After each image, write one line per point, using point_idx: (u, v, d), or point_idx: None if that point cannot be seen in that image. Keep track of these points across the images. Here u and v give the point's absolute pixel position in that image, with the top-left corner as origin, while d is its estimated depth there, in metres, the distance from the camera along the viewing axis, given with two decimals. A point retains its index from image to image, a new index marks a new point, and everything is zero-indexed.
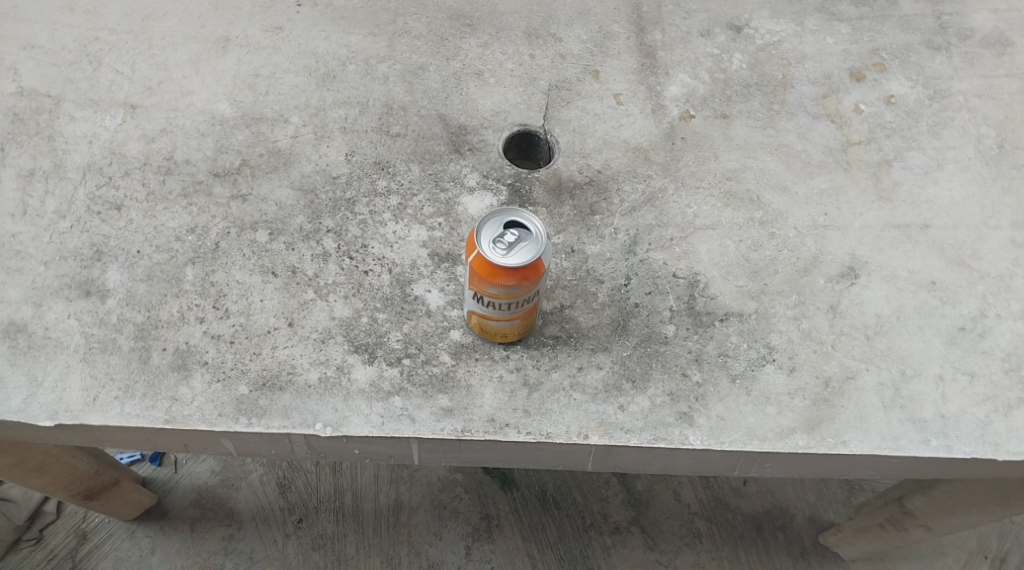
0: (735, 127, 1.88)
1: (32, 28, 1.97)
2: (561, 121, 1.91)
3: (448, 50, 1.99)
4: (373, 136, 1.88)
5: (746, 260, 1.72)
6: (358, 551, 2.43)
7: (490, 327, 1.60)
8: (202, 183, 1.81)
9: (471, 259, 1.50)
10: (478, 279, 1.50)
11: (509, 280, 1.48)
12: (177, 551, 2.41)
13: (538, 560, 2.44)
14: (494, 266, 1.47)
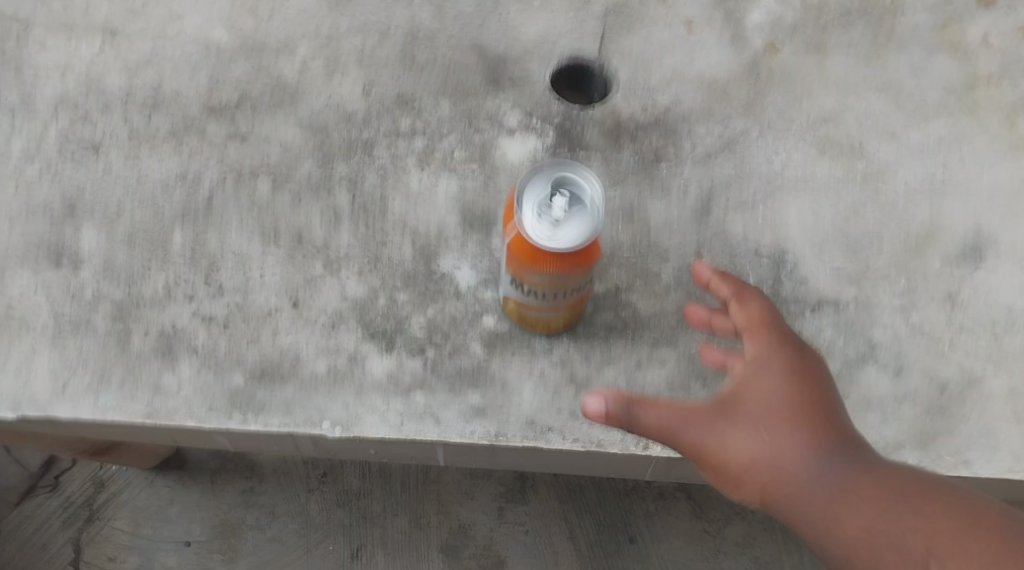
0: (832, 62, 1.55)
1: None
2: (620, 52, 1.58)
3: None
4: (395, 70, 1.57)
5: (845, 234, 1.45)
6: (385, 509, 1.96)
7: (531, 315, 1.33)
8: (193, 126, 1.53)
9: (510, 235, 1.21)
10: (518, 260, 1.21)
11: (557, 265, 1.19)
12: (198, 505, 1.99)
13: (575, 529, 1.95)
14: (537, 248, 1.18)
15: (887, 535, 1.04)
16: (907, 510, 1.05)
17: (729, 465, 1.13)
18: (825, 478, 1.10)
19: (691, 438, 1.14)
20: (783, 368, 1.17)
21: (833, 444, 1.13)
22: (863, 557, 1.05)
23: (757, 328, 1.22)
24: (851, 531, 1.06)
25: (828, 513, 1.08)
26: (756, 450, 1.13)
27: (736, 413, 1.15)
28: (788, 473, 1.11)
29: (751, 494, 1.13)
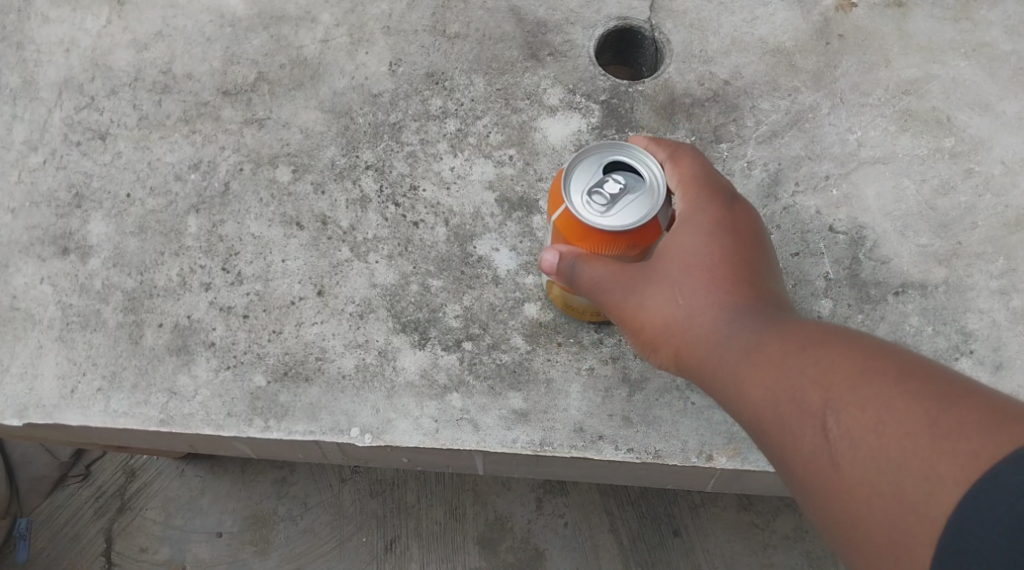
0: (914, 21, 1.40)
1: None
2: (673, 13, 1.43)
3: None
4: (425, 39, 1.43)
5: (932, 210, 1.30)
6: (420, 499, 1.71)
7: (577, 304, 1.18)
8: (207, 103, 1.40)
9: (555, 215, 1.08)
10: (565, 244, 1.08)
11: (610, 249, 1.05)
12: (230, 494, 1.73)
13: (618, 521, 1.68)
14: (588, 228, 1.05)
15: (793, 394, 0.90)
16: (811, 366, 0.90)
17: (641, 327, 1.02)
18: (739, 336, 0.96)
19: (607, 298, 1.04)
20: (705, 220, 1.03)
21: (755, 301, 0.98)
22: (771, 422, 0.91)
23: (685, 183, 1.07)
24: (757, 397, 0.93)
25: (736, 374, 0.95)
26: (661, 309, 1.01)
27: (652, 269, 1.02)
28: (702, 331, 0.98)
29: (666, 357, 1.02)
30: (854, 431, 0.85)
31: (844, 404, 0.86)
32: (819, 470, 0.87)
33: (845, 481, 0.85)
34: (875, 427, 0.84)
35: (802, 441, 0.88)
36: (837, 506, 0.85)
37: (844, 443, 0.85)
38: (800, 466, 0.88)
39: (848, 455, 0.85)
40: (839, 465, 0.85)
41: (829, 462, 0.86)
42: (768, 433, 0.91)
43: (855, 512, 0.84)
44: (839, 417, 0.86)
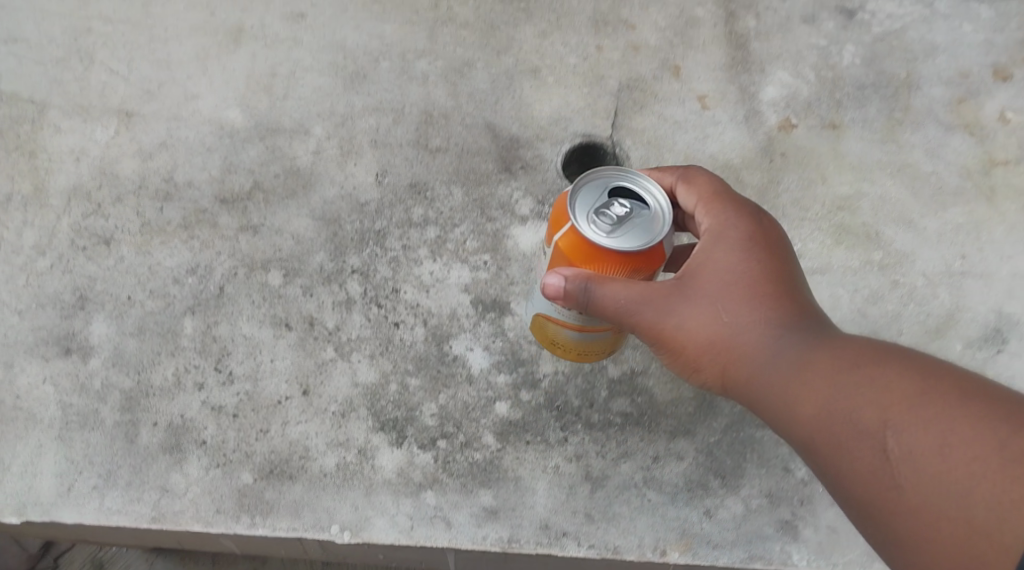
0: (847, 142, 1.56)
1: (14, 16, 1.67)
2: (632, 130, 1.57)
3: (499, 41, 1.66)
4: (408, 151, 1.56)
5: (863, 318, 1.42)
6: None
7: (573, 338, 1.28)
8: (206, 210, 1.52)
9: (562, 235, 1.17)
10: (572, 261, 1.17)
11: (618, 271, 1.15)
12: None
13: None
14: (595, 247, 1.14)
15: (842, 408, 1.06)
16: (858, 385, 1.06)
17: (691, 349, 1.16)
18: (784, 356, 1.12)
19: (646, 319, 1.15)
20: (738, 239, 1.17)
21: (794, 322, 1.14)
22: (822, 434, 1.07)
23: (709, 205, 1.21)
24: (808, 411, 1.09)
25: (786, 390, 1.11)
26: (708, 332, 1.15)
27: (692, 288, 1.16)
28: (747, 352, 1.14)
29: (712, 376, 1.17)
30: (899, 441, 1.01)
31: (886, 416, 1.02)
32: (865, 474, 1.02)
33: (889, 482, 1.00)
34: (917, 434, 1.00)
35: (851, 449, 1.04)
36: (883, 502, 1.01)
37: (890, 448, 1.01)
38: (848, 470, 1.04)
39: (894, 459, 1.01)
40: (883, 469, 1.01)
41: (875, 467, 1.02)
42: (819, 444, 1.07)
43: (899, 506, 1.00)
44: (884, 427, 1.02)
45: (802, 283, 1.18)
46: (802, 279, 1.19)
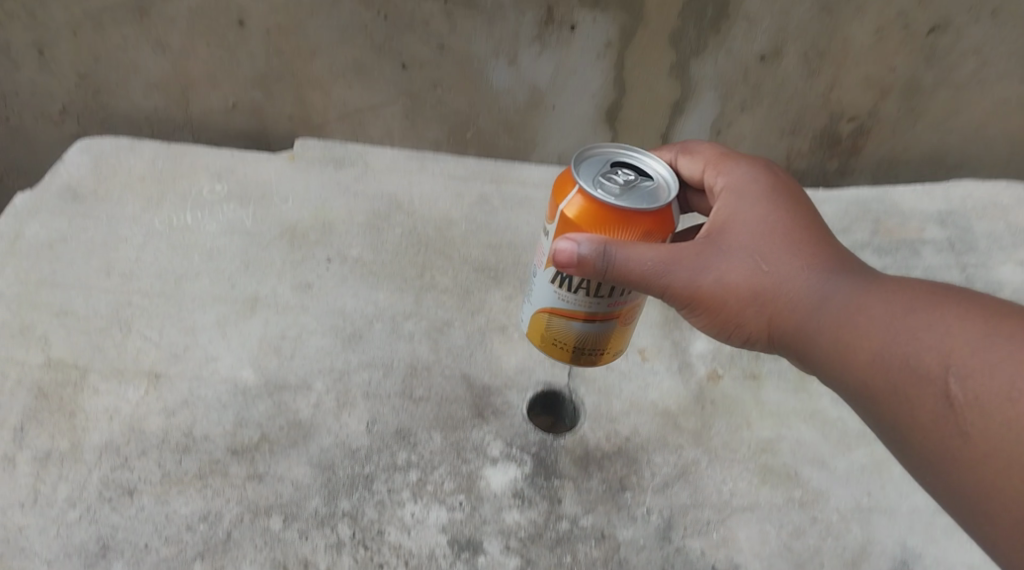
0: (766, 391, 1.91)
1: (68, 293, 1.96)
2: (587, 379, 1.90)
3: (472, 304, 2.02)
4: (395, 401, 1.84)
5: (790, 551, 1.69)
6: None
7: (578, 328, 1.72)
8: (218, 461, 1.74)
9: (578, 197, 1.58)
10: (586, 228, 1.57)
11: (633, 227, 1.56)
12: None
13: None
14: (607, 207, 1.55)
15: (877, 348, 1.44)
16: (883, 299, 1.48)
17: (735, 305, 1.56)
18: (813, 291, 1.53)
19: (682, 278, 1.56)
20: (760, 188, 1.66)
21: (826, 269, 1.55)
22: (845, 330, 1.48)
23: (727, 183, 1.68)
24: (862, 357, 1.45)
25: (828, 323, 1.50)
26: (746, 270, 1.56)
27: (729, 240, 1.59)
28: (782, 287, 1.55)
29: (762, 323, 1.56)
30: (926, 361, 1.38)
31: (915, 337, 1.41)
32: (906, 398, 1.39)
33: (927, 404, 1.36)
34: (936, 350, 1.38)
35: (891, 373, 1.41)
36: (922, 419, 1.37)
37: (916, 365, 1.39)
38: (892, 394, 1.41)
39: (913, 356, 1.40)
40: (922, 390, 1.38)
41: (903, 369, 1.40)
42: (876, 388, 1.43)
43: (937, 430, 1.35)
44: (892, 319, 1.45)
45: (818, 224, 1.63)
46: (815, 216, 1.65)
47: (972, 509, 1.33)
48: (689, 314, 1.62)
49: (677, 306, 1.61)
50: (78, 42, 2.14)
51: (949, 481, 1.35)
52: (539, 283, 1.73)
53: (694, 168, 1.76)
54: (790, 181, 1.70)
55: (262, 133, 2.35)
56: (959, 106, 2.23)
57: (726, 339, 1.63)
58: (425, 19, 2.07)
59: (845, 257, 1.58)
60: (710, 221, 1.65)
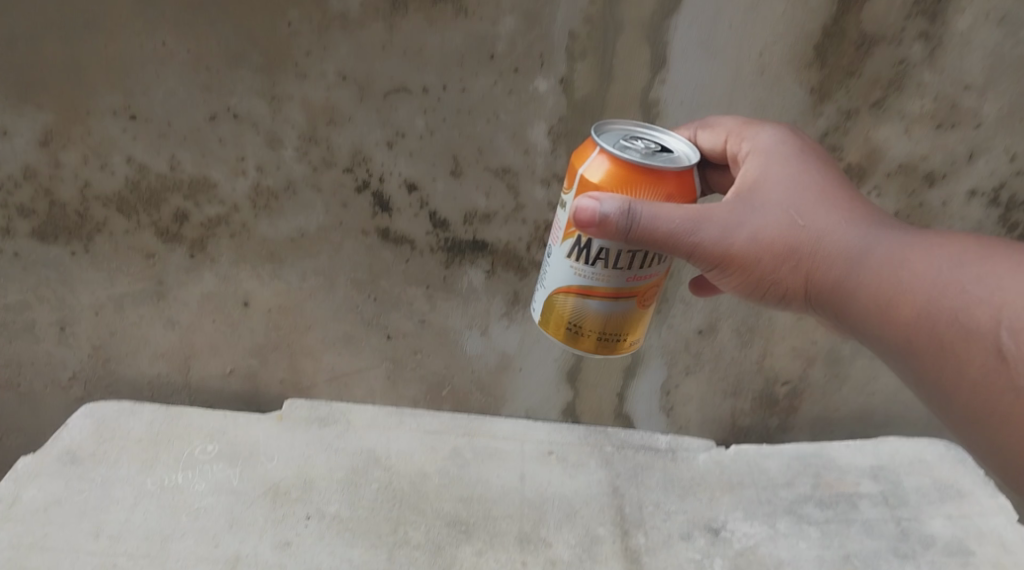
0: None
1: (56, 557, 1.97)
2: None
3: (444, 559, 2.02)
4: None
5: None
6: None
7: (594, 306, 1.67)
8: None
9: (594, 155, 1.61)
10: (608, 190, 1.58)
11: (658, 184, 1.58)
12: None
13: None
14: (631, 168, 1.58)
15: (917, 286, 1.53)
16: (927, 252, 1.55)
17: (773, 242, 1.61)
18: (853, 239, 1.59)
19: (712, 235, 1.60)
20: (788, 148, 1.69)
21: (860, 219, 1.62)
22: (890, 291, 1.56)
23: (756, 148, 1.69)
24: (908, 305, 1.54)
25: (869, 284, 1.58)
26: (781, 222, 1.61)
27: (758, 201, 1.63)
28: (822, 237, 1.60)
29: (798, 276, 1.62)
30: (976, 317, 1.47)
31: (961, 289, 1.50)
32: (953, 355, 1.49)
33: (978, 357, 1.46)
34: (987, 307, 1.47)
35: (936, 330, 1.51)
36: (969, 375, 1.47)
37: (966, 321, 1.48)
38: (936, 359, 1.51)
39: (961, 312, 1.49)
40: (975, 344, 1.47)
41: (950, 327, 1.49)
42: (918, 347, 1.53)
43: (970, 376, 1.47)
44: (937, 273, 1.53)
45: (849, 185, 1.67)
46: (846, 178, 1.70)
47: (1013, 470, 1.45)
48: (720, 275, 1.66)
49: (708, 268, 1.64)
50: (99, 319, 2.25)
51: (966, 426, 1.50)
52: (554, 262, 1.69)
53: (715, 142, 1.76)
54: (815, 145, 1.72)
55: (253, 395, 2.40)
56: (877, 373, 2.27)
57: (760, 299, 1.68)
58: (408, 301, 2.21)
59: (880, 213, 1.64)
60: (739, 181, 1.67)
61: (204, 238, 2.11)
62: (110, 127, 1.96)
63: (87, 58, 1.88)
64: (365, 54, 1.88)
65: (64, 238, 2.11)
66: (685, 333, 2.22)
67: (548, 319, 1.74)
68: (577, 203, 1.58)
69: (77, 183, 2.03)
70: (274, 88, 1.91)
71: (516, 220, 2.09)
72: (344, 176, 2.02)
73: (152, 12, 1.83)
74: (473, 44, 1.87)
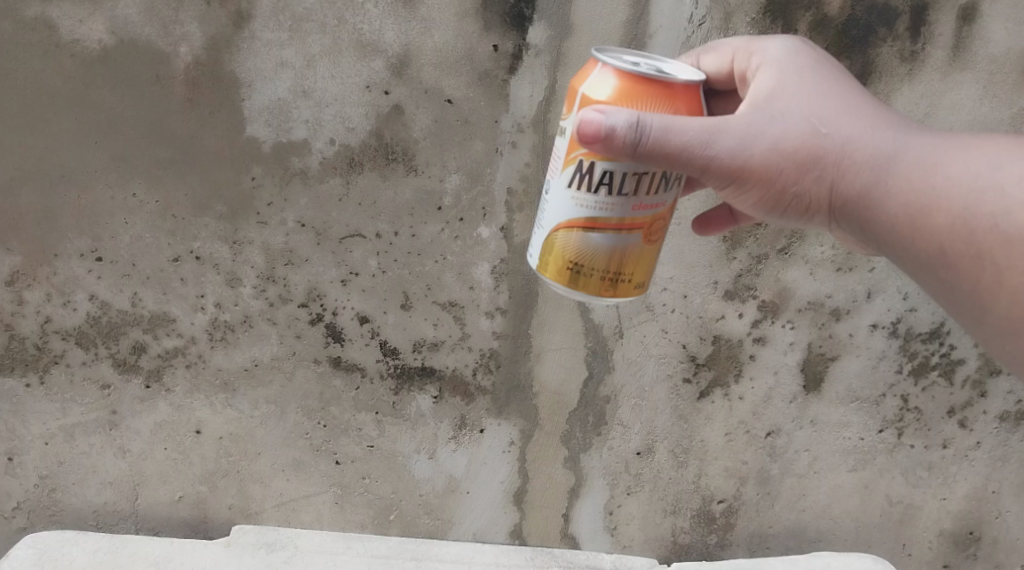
0: None
1: None
2: None
3: None
4: None
5: None
6: None
7: (599, 238, 1.58)
8: None
9: (597, 69, 1.56)
10: (614, 104, 1.52)
11: (668, 99, 1.54)
12: None
13: None
14: (636, 78, 1.53)
15: (954, 192, 1.52)
16: (962, 154, 1.54)
17: (797, 150, 1.56)
18: (881, 146, 1.56)
19: (732, 147, 1.54)
20: (802, 57, 1.63)
21: (883, 125, 1.58)
22: (922, 201, 1.54)
23: (765, 60, 1.64)
24: (942, 207, 1.53)
25: (901, 193, 1.55)
26: (803, 131, 1.56)
27: (777, 108, 1.57)
28: (846, 146, 1.56)
29: (822, 188, 1.57)
30: (1017, 223, 1.47)
31: (1002, 191, 1.49)
32: (992, 263, 1.49)
33: (1020, 264, 1.47)
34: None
35: (972, 236, 1.50)
36: (1010, 282, 1.48)
37: (1008, 228, 1.48)
38: (974, 263, 1.51)
39: (1001, 219, 1.48)
40: (1015, 248, 1.47)
41: (989, 235, 1.49)
42: (954, 255, 1.52)
43: (1010, 285, 1.48)
44: (974, 176, 1.52)
45: (864, 91, 1.63)
46: (860, 85, 1.65)
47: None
48: (737, 194, 1.60)
49: (725, 186, 1.58)
50: (48, 449, 2.26)
51: (1001, 337, 1.52)
52: (553, 198, 1.61)
53: (718, 65, 1.72)
54: (822, 52, 1.67)
55: (201, 521, 2.33)
56: (806, 490, 2.35)
57: (778, 216, 1.63)
58: (357, 427, 2.28)
59: (901, 119, 1.61)
60: (751, 92, 1.60)
61: (161, 369, 2.21)
62: (76, 268, 2.14)
63: (60, 208, 2.10)
64: (323, 205, 2.12)
65: (21, 370, 2.21)
66: (624, 455, 2.33)
67: (546, 264, 1.64)
68: (582, 116, 1.52)
69: (39, 319, 2.17)
70: (237, 234, 2.13)
71: (463, 348, 2.23)
72: (298, 311, 2.18)
73: (125, 167, 2.08)
74: (421, 197, 2.12)
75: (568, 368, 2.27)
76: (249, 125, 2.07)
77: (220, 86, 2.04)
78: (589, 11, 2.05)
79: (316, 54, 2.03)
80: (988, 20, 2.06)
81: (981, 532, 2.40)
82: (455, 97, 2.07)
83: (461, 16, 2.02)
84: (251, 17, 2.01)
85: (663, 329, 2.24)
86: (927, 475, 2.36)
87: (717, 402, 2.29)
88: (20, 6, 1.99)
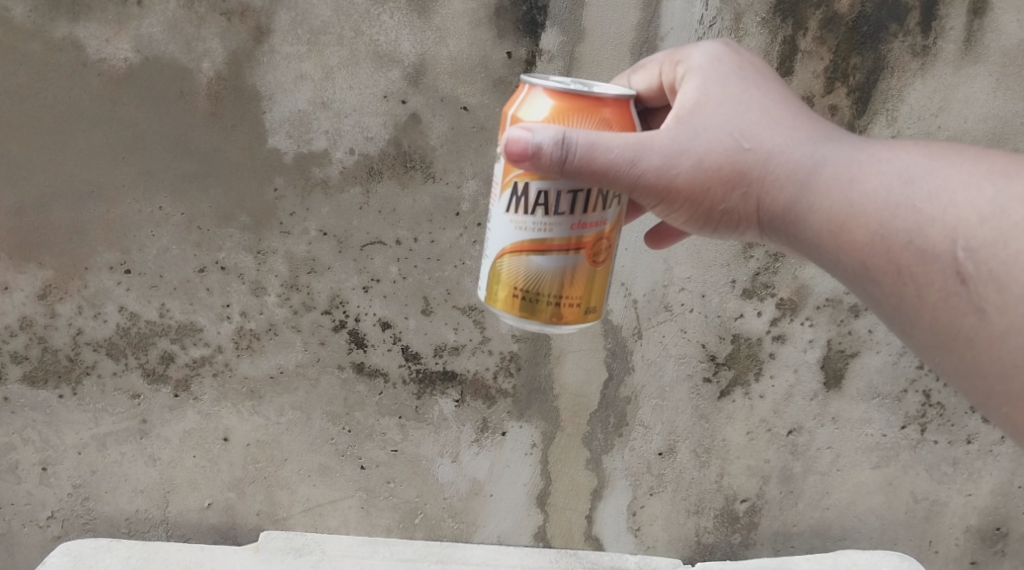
0: None
1: None
2: None
3: None
4: None
5: None
6: None
7: (544, 262, 1.60)
8: None
9: (527, 89, 1.60)
10: (545, 122, 1.55)
11: (595, 112, 1.56)
12: None
13: None
14: (561, 96, 1.55)
15: (870, 207, 1.51)
16: (877, 168, 1.52)
17: (721, 166, 1.57)
18: (803, 160, 1.56)
19: (655, 164, 1.56)
20: (731, 68, 1.64)
21: (805, 138, 1.58)
22: (842, 215, 1.53)
23: (690, 70, 1.65)
24: (860, 222, 1.51)
25: (823, 208, 1.55)
26: (725, 146, 1.57)
27: (700, 123, 1.58)
28: (768, 161, 1.57)
29: (748, 202, 1.59)
30: (930, 238, 1.45)
31: (915, 208, 1.47)
32: (911, 278, 1.47)
33: (936, 279, 1.45)
34: (941, 225, 1.45)
35: (891, 252, 1.49)
36: (929, 296, 1.46)
37: (922, 243, 1.46)
38: (896, 280, 1.49)
39: (916, 234, 1.46)
40: (931, 265, 1.45)
41: (905, 249, 1.47)
42: (877, 272, 1.51)
43: (929, 299, 1.47)
44: (890, 188, 1.50)
45: (792, 101, 1.64)
46: (788, 94, 1.65)
47: (980, 390, 1.45)
48: (667, 209, 1.62)
49: (654, 203, 1.60)
50: (81, 458, 2.31)
51: (930, 351, 1.50)
52: (495, 225, 1.63)
53: (648, 81, 1.74)
54: (751, 59, 1.68)
55: (230, 528, 2.36)
56: (830, 487, 2.35)
57: (710, 229, 1.65)
58: (381, 431, 2.31)
59: (826, 130, 1.61)
60: (677, 106, 1.62)
61: (188, 377, 2.26)
62: (105, 281, 2.19)
63: (89, 222, 2.15)
64: (343, 214, 2.16)
65: (54, 381, 2.26)
66: (645, 455, 2.34)
67: (497, 297, 1.65)
68: (510, 134, 1.54)
69: (70, 331, 2.22)
70: (260, 244, 2.17)
71: (483, 352, 2.25)
72: (322, 318, 2.22)
73: (151, 180, 2.13)
74: (439, 203, 2.15)
75: (588, 370, 2.29)
76: (270, 136, 2.11)
77: (240, 99, 2.09)
78: (601, 15, 2.07)
79: (334, 66, 2.07)
80: (999, 13, 2.07)
81: (1009, 527, 2.40)
82: (471, 104, 2.10)
83: (475, 24, 2.06)
84: (270, 31, 2.05)
85: (682, 329, 2.25)
86: (951, 471, 2.35)
87: (738, 401, 2.30)
88: (48, 27, 2.05)
